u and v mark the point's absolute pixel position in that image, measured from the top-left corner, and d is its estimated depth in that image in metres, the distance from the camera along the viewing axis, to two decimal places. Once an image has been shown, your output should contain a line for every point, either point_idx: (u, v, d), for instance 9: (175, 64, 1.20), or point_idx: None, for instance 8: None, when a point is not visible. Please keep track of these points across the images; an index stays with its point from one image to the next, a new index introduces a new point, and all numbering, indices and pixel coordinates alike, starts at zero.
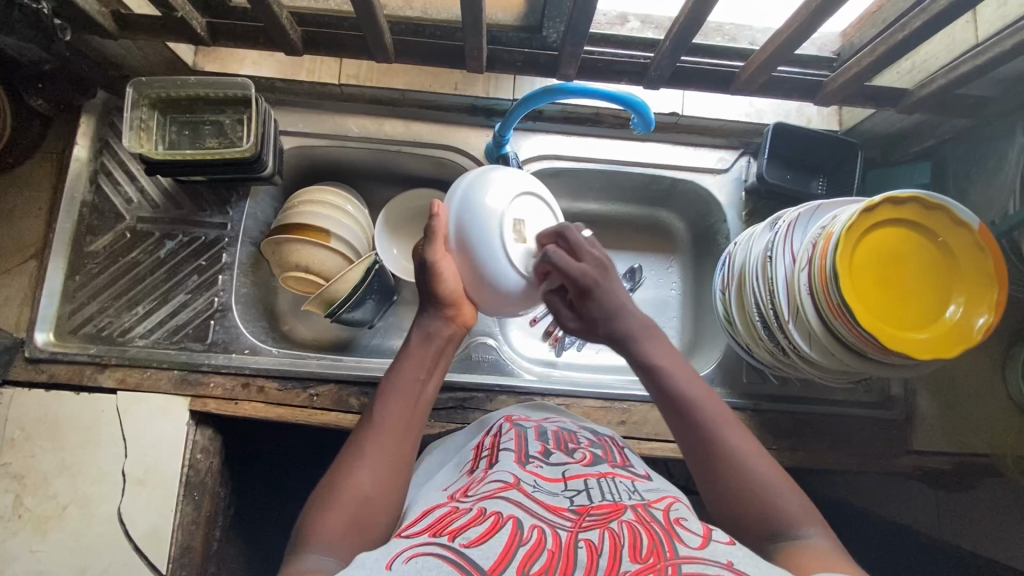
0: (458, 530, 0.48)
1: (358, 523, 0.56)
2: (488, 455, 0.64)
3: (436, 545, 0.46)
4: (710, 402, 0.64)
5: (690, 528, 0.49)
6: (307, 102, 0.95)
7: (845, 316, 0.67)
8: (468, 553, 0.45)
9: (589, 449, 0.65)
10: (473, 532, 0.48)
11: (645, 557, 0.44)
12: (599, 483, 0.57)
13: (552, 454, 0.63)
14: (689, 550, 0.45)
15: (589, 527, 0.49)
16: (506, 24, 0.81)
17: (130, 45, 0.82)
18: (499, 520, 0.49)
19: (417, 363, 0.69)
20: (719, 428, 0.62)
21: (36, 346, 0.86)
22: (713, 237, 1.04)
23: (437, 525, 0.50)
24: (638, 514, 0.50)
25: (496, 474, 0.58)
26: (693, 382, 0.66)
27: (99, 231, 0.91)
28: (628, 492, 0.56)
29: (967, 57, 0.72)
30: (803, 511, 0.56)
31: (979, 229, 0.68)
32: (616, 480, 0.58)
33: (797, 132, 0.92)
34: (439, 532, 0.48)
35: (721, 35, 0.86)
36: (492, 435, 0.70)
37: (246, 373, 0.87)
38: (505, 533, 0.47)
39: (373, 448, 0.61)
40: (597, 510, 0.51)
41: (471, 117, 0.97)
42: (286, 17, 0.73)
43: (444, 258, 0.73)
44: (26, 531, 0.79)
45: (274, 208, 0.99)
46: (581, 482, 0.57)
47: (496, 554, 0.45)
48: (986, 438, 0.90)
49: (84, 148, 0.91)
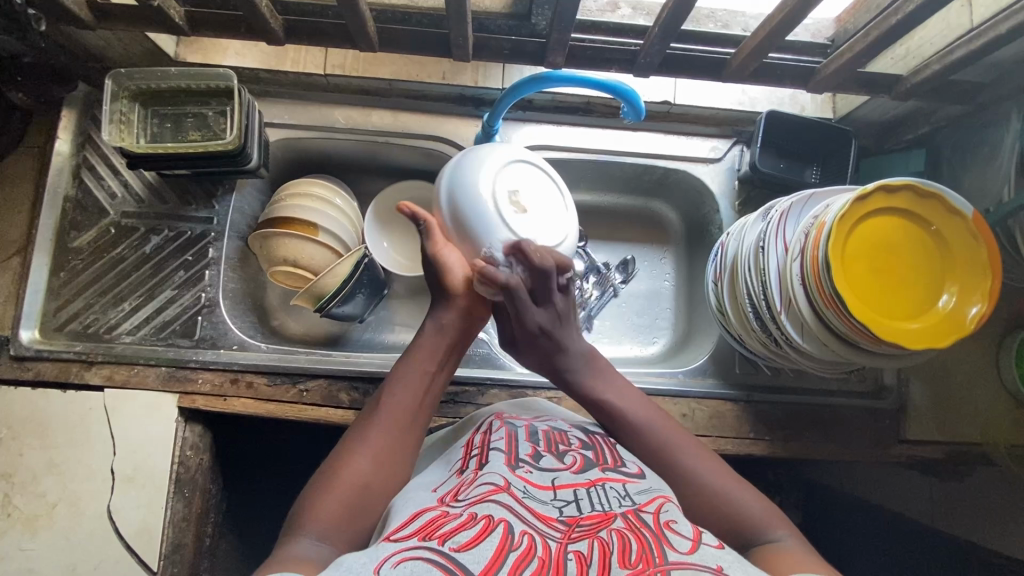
0: (448, 534, 0.48)
1: (357, 510, 0.56)
2: (478, 455, 0.63)
3: (424, 549, 0.45)
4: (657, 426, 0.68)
5: (681, 531, 0.49)
6: (293, 93, 0.93)
7: (838, 306, 0.66)
8: (457, 558, 0.44)
9: (581, 451, 0.65)
10: (463, 536, 0.47)
11: (635, 563, 0.44)
12: (590, 493, 0.56)
13: (543, 458, 0.62)
14: (679, 556, 0.45)
15: (578, 538, 0.48)
16: (495, 12, 0.78)
17: (109, 36, 0.80)
18: (490, 524, 0.48)
19: (428, 354, 0.70)
20: (669, 446, 0.66)
21: (20, 344, 0.85)
22: (706, 228, 1.03)
23: (428, 528, 0.49)
24: (629, 522, 0.50)
25: (486, 476, 0.57)
26: (642, 408, 0.70)
27: (83, 226, 0.90)
28: (619, 499, 0.55)
29: (962, 42, 0.70)
30: (770, 517, 0.58)
31: (972, 217, 0.67)
32: (606, 487, 0.57)
33: (790, 120, 0.91)
34: (429, 536, 0.48)
35: (713, 22, 0.83)
36: (482, 433, 0.69)
37: (235, 369, 0.86)
38: (495, 537, 0.47)
39: (380, 435, 0.62)
40: (587, 521, 0.51)
41: (460, 107, 0.95)
42: (266, 5, 0.71)
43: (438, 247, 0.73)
44: (15, 530, 0.78)
45: (261, 201, 0.98)
46: (570, 493, 0.56)
47: (486, 559, 0.44)
48: (979, 427, 0.90)
49: (66, 143, 0.90)
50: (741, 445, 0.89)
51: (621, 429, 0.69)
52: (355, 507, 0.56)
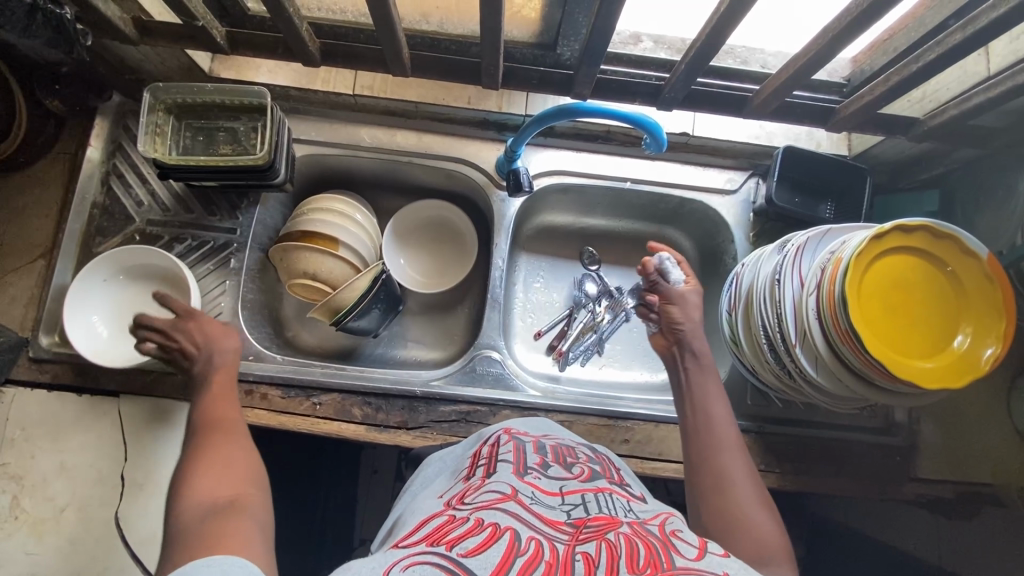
0: (456, 540, 0.47)
1: (245, 519, 0.54)
2: (486, 464, 0.63)
3: (432, 554, 0.45)
4: (725, 420, 0.72)
5: (687, 539, 0.50)
6: (320, 111, 0.96)
7: (853, 341, 0.67)
8: (466, 563, 0.44)
9: (587, 464, 0.66)
10: (470, 542, 0.47)
11: (643, 567, 0.44)
12: (596, 497, 0.57)
13: (550, 468, 0.63)
14: (686, 561, 0.46)
15: (586, 539, 0.48)
16: (521, 41, 0.81)
17: (148, 51, 0.82)
18: (497, 530, 0.48)
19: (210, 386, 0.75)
20: (727, 445, 0.70)
21: (39, 346, 0.85)
22: (720, 258, 1.04)
23: (435, 534, 0.49)
24: (634, 529, 0.51)
25: (493, 484, 0.57)
26: (720, 399, 0.74)
27: (108, 232, 0.91)
28: (625, 509, 0.56)
29: (979, 90, 0.72)
30: (780, 547, 0.61)
31: (987, 259, 0.68)
32: (613, 497, 0.58)
33: (806, 155, 0.92)
34: (437, 542, 0.48)
35: (732, 58, 0.88)
36: (489, 445, 0.69)
37: (249, 381, 0.87)
38: (503, 543, 0.47)
39: (209, 470, 0.61)
40: (593, 522, 0.51)
41: (483, 131, 0.98)
42: (306, 29, 0.73)
43: (222, 334, 0.81)
44: (21, 534, 0.78)
45: (283, 215, 1.00)
46: (579, 497, 0.57)
47: (494, 564, 0.44)
48: (990, 468, 0.90)
49: (98, 150, 0.92)
50: None
51: (699, 416, 0.73)
52: (243, 521, 0.54)
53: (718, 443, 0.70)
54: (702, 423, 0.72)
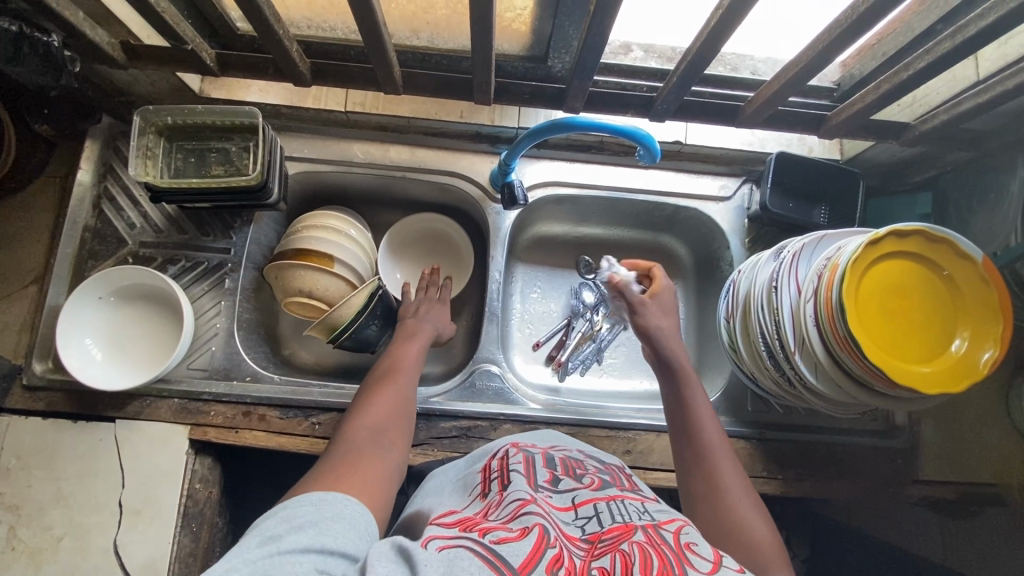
0: (488, 528, 0.50)
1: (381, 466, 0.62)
2: (499, 477, 0.63)
3: (467, 539, 0.48)
4: (707, 409, 0.74)
5: (701, 554, 0.49)
6: (313, 128, 0.96)
7: (852, 349, 0.67)
8: (498, 550, 0.46)
9: (597, 474, 0.66)
10: (502, 533, 0.49)
11: None
12: (609, 506, 0.57)
13: (561, 482, 0.62)
14: None
15: (601, 553, 0.47)
16: (512, 55, 0.82)
17: (137, 73, 0.82)
18: (526, 527, 0.49)
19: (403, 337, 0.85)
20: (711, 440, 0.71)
21: (33, 373, 0.84)
22: (717, 264, 1.04)
23: (468, 522, 0.53)
24: (649, 536, 0.50)
25: (512, 494, 0.56)
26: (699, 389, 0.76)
27: (101, 256, 0.90)
28: (639, 513, 0.55)
29: (969, 95, 0.73)
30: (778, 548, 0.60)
31: (983, 262, 0.69)
32: (626, 503, 0.58)
33: (800, 161, 0.93)
34: (470, 528, 0.51)
35: (723, 65, 0.88)
36: (499, 458, 0.68)
37: (247, 402, 0.86)
38: (533, 535, 0.48)
39: (379, 407, 0.71)
40: (608, 534, 0.51)
41: (475, 144, 0.98)
42: (296, 50, 0.73)
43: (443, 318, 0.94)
44: (20, 564, 0.77)
45: (277, 232, 0.99)
46: (592, 508, 0.56)
47: (525, 552, 0.45)
48: (990, 468, 0.90)
49: (88, 173, 0.91)
50: (754, 484, 0.89)
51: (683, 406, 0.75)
52: (375, 467, 0.62)
53: (706, 437, 0.71)
54: (683, 419, 0.74)
